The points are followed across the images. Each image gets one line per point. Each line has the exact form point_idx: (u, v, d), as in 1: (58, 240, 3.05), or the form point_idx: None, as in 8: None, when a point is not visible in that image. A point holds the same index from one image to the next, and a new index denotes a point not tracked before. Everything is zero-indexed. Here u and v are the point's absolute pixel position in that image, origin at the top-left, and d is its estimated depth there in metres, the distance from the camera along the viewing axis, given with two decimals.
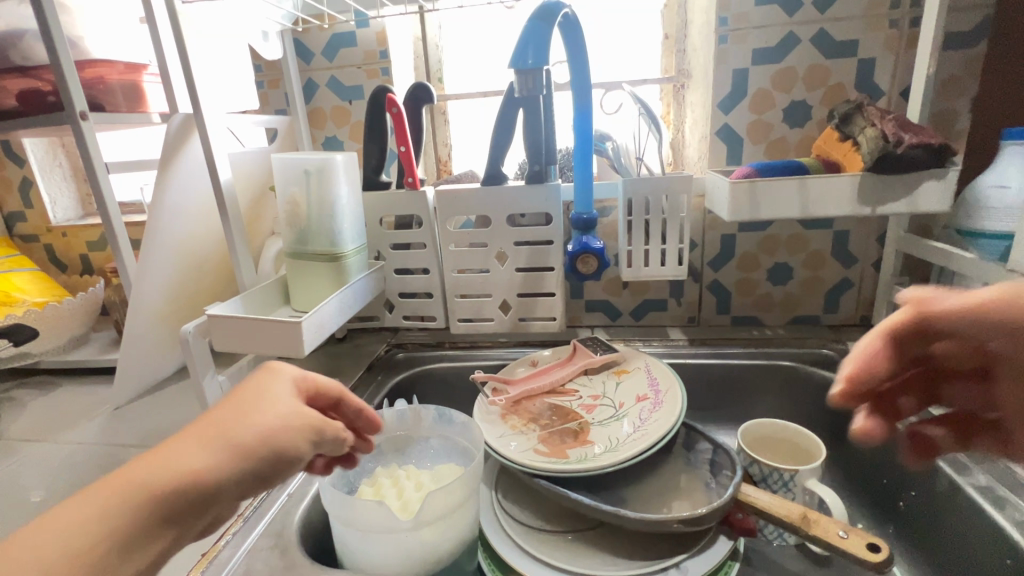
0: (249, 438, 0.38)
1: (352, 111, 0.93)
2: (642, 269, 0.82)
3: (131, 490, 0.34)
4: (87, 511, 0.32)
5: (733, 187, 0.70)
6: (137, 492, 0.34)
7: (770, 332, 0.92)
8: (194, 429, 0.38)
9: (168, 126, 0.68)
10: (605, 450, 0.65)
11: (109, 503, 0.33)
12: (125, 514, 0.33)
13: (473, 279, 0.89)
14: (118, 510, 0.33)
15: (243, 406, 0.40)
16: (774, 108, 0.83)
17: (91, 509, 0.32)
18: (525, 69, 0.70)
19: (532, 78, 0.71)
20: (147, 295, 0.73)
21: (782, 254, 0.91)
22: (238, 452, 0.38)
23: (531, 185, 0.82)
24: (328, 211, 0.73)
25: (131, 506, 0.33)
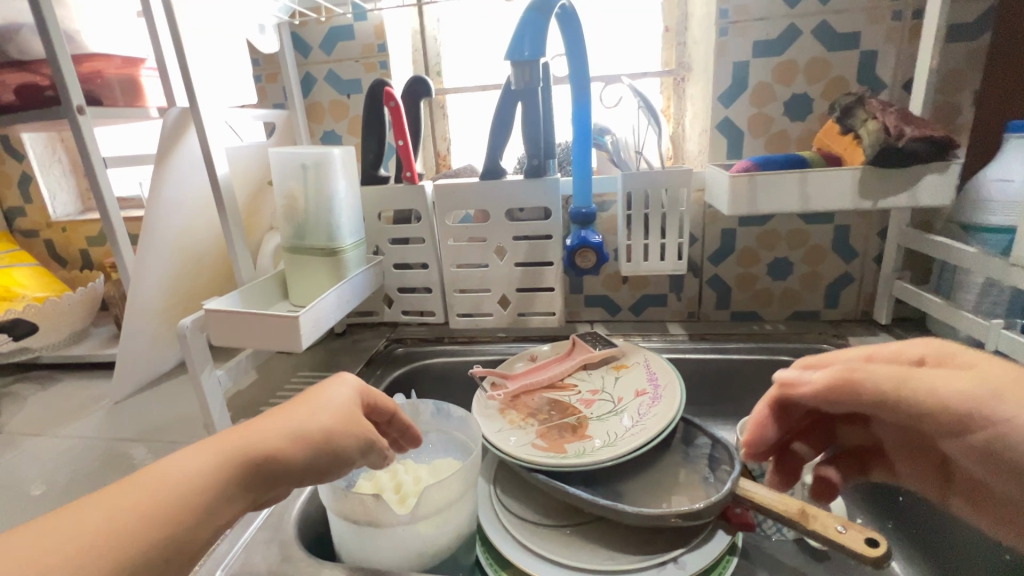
0: (318, 433, 0.43)
1: (351, 105, 0.92)
2: (642, 264, 0.82)
3: (224, 458, 0.38)
4: (186, 470, 0.37)
5: (733, 181, 0.70)
6: (228, 459, 0.38)
7: (770, 327, 0.92)
8: (275, 414, 0.43)
9: (165, 120, 0.68)
10: (603, 444, 0.65)
11: (203, 465, 0.37)
12: (210, 474, 0.37)
13: (472, 274, 0.89)
14: (211, 472, 0.37)
15: (315, 403, 0.45)
16: (774, 102, 0.82)
17: (189, 469, 0.37)
18: (522, 61, 0.70)
19: (528, 69, 0.71)
20: (145, 289, 0.73)
21: (783, 249, 0.90)
22: (308, 443, 0.42)
23: (530, 179, 0.82)
24: (325, 205, 0.73)
25: (222, 470, 0.38)
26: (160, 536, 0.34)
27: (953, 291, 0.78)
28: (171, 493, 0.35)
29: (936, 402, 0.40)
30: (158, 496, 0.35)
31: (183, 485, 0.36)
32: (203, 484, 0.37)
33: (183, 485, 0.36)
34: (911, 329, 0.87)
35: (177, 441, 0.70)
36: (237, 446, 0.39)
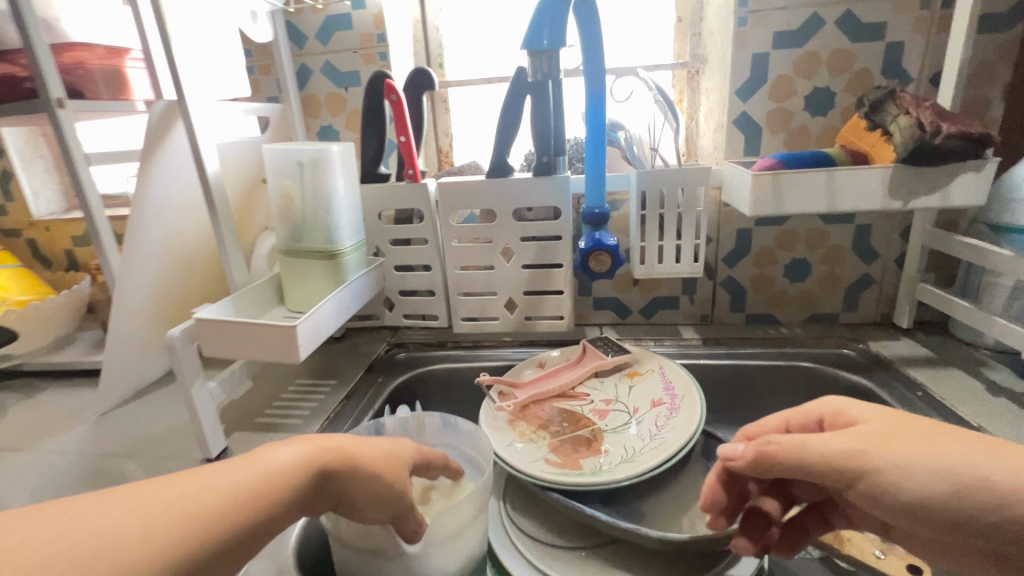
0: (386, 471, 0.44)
1: (349, 98, 0.88)
2: (656, 266, 0.78)
3: (310, 460, 0.39)
4: (279, 462, 0.38)
5: (756, 179, 0.66)
6: (312, 462, 0.40)
7: (787, 331, 0.88)
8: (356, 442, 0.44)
9: (150, 114, 0.63)
10: (620, 460, 0.62)
11: (292, 464, 0.38)
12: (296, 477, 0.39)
13: (477, 276, 0.85)
14: (297, 471, 0.38)
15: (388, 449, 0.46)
16: (794, 96, 0.79)
17: (280, 464, 0.38)
18: (540, 51, 0.68)
19: (546, 60, 0.69)
20: (131, 295, 0.69)
21: (801, 250, 0.86)
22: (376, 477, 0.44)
23: (539, 177, 0.78)
24: (323, 205, 0.69)
25: (305, 473, 0.39)
26: (240, 521, 0.34)
27: (980, 294, 0.75)
28: (260, 482, 0.36)
29: (830, 455, 0.41)
30: (252, 480, 0.36)
31: (273, 478, 0.37)
32: (287, 481, 0.38)
33: (272, 476, 0.37)
34: (934, 333, 0.84)
35: (167, 456, 0.66)
36: (322, 455, 0.40)
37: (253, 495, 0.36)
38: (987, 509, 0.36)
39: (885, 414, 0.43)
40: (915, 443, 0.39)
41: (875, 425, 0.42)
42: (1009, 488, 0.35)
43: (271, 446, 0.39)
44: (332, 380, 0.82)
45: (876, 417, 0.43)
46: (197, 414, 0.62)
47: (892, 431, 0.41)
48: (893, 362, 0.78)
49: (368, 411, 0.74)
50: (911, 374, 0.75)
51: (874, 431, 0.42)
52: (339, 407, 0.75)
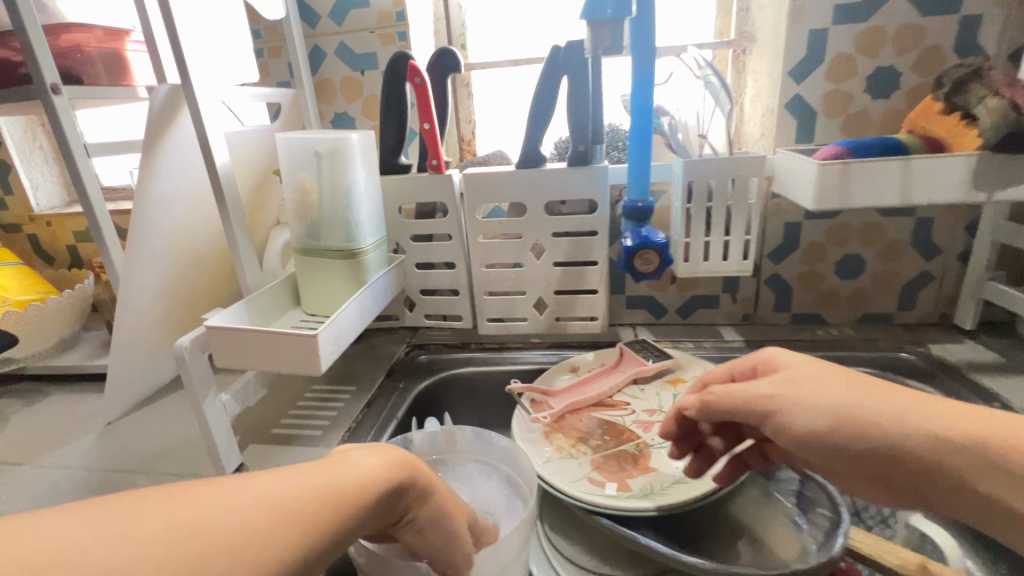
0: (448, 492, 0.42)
1: (365, 82, 0.81)
2: (701, 265, 0.72)
3: (394, 469, 0.37)
4: (366, 466, 0.36)
5: (822, 169, 0.59)
6: (396, 472, 0.37)
7: (837, 333, 0.82)
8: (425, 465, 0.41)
9: (152, 100, 0.57)
10: (673, 480, 0.56)
11: (377, 469, 0.36)
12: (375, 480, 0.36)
13: (504, 275, 0.79)
14: (384, 478, 0.36)
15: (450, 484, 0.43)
16: (855, 76, 0.72)
17: (366, 468, 0.36)
18: (601, 22, 0.58)
19: (608, 32, 0.59)
20: (136, 298, 0.63)
21: (854, 245, 0.80)
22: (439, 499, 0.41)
23: (574, 167, 0.71)
24: (342, 199, 0.63)
25: (388, 483, 0.37)
26: (332, 520, 0.32)
27: None
28: (349, 481, 0.34)
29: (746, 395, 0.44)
30: (341, 478, 0.34)
31: (361, 480, 0.35)
32: (372, 486, 0.35)
33: (359, 480, 0.35)
34: (999, 335, 0.78)
35: (178, 472, 0.61)
36: (404, 467, 0.38)
37: (343, 493, 0.34)
38: (858, 437, 0.38)
39: (807, 359, 0.45)
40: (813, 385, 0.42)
41: (795, 368, 0.45)
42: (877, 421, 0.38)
43: (356, 450, 0.38)
44: (351, 386, 0.77)
45: (797, 361, 0.45)
46: (209, 430, 0.57)
47: (811, 373, 0.43)
48: (958, 367, 0.72)
49: (391, 420, 0.69)
50: (983, 382, 0.68)
51: (790, 373, 0.44)
52: (360, 417, 0.70)
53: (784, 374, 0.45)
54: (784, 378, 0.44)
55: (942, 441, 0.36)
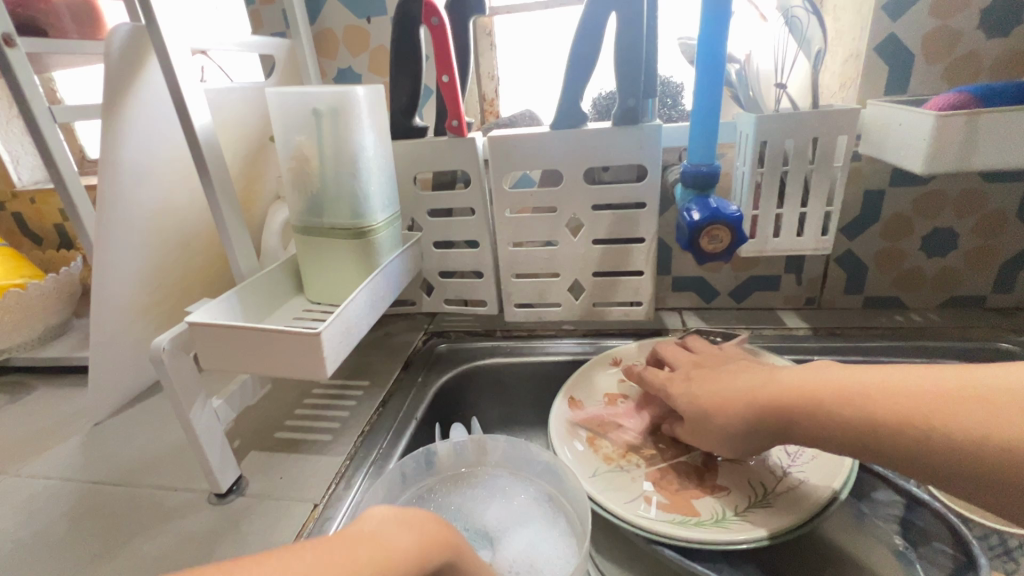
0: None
1: (373, 32, 0.70)
2: (770, 242, 0.61)
3: (427, 555, 0.29)
4: (394, 556, 0.28)
5: (943, 121, 0.47)
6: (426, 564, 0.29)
7: (920, 319, 0.71)
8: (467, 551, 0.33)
9: (112, 45, 0.47)
10: (750, 504, 0.47)
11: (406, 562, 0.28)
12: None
13: (535, 254, 0.69)
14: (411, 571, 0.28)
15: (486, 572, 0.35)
16: (967, 9, 0.58)
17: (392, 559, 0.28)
18: None
19: None
20: (112, 286, 0.54)
21: (947, 217, 0.68)
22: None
23: (621, 126, 0.60)
24: (348, 168, 0.53)
25: (417, 574, 0.29)
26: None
27: None
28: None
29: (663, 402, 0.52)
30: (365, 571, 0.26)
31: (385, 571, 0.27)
32: None
33: (382, 568, 0.27)
34: None
35: (170, 487, 0.54)
36: (440, 551, 0.30)
37: None
38: (722, 422, 0.45)
39: (684, 373, 0.52)
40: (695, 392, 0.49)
41: (674, 385, 0.51)
42: (724, 409, 0.45)
43: (386, 529, 0.29)
44: (364, 381, 0.68)
45: (678, 378, 0.52)
46: (199, 443, 0.48)
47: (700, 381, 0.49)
48: None
49: (410, 423, 0.60)
50: None
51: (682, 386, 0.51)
52: (375, 419, 0.61)
53: (673, 395, 0.51)
54: (681, 400, 0.50)
55: (794, 403, 0.41)
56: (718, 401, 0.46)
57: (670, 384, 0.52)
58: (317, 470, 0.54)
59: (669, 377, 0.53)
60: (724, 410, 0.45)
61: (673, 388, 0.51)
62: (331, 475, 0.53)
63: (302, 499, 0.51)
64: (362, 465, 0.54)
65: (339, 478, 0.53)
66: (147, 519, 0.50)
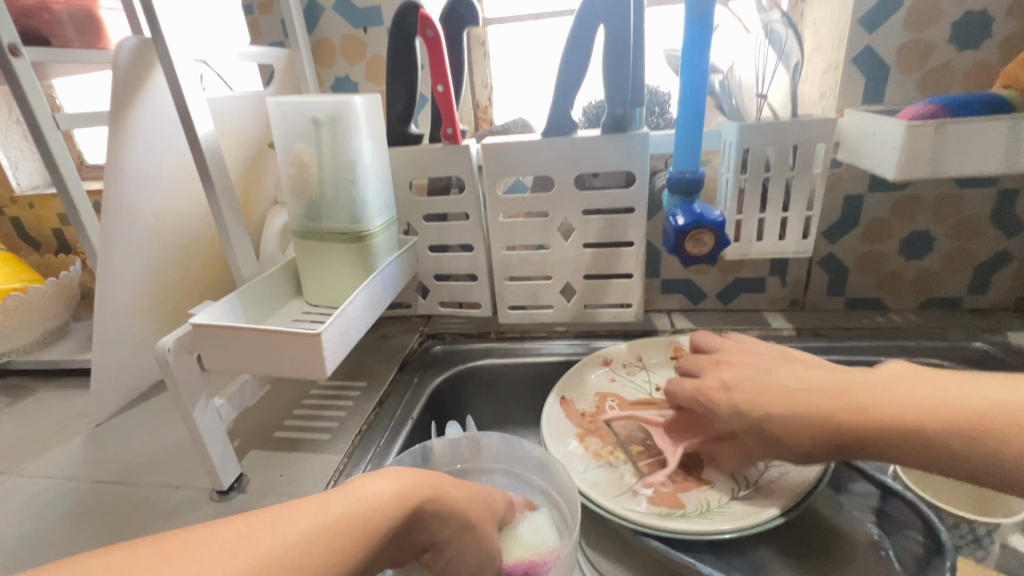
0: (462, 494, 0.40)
1: (370, 42, 0.72)
2: (754, 246, 0.64)
3: (404, 496, 0.34)
4: (372, 495, 0.33)
5: (913, 130, 0.50)
6: (407, 501, 0.34)
7: (899, 319, 0.74)
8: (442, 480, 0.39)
9: (118, 57, 0.49)
10: (733, 497, 0.50)
11: (384, 498, 0.33)
12: (383, 509, 0.33)
13: (528, 258, 0.71)
14: (388, 506, 0.33)
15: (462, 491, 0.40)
16: (939, 23, 0.61)
17: (372, 497, 0.33)
18: None
19: None
20: (115, 289, 0.56)
21: (924, 221, 0.70)
22: (453, 501, 0.38)
23: (610, 134, 0.62)
24: (346, 175, 0.54)
25: (399, 510, 0.34)
26: (331, 560, 0.29)
27: None
28: (347, 511, 0.31)
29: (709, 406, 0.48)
30: (342, 509, 0.32)
31: (366, 508, 0.32)
32: (380, 514, 0.33)
33: (360, 507, 0.32)
34: None
35: (172, 485, 0.55)
36: (417, 491, 0.35)
37: (348, 525, 0.31)
38: (787, 435, 0.42)
39: (722, 384, 0.48)
40: (747, 397, 0.45)
41: (721, 401, 0.47)
42: (782, 419, 0.42)
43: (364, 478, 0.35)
44: (361, 381, 0.70)
45: (723, 389, 0.47)
46: (202, 441, 0.50)
47: (752, 389, 0.45)
48: None
49: (406, 421, 0.62)
50: None
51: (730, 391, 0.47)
52: (372, 418, 0.62)
53: (722, 413, 0.46)
54: (732, 418, 0.46)
55: (878, 422, 0.39)
56: (788, 422, 0.42)
57: (713, 399, 0.47)
58: (316, 468, 0.55)
59: (710, 388, 0.48)
60: (795, 432, 0.42)
61: (720, 398, 0.47)
62: (329, 472, 0.55)
63: (302, 496, 0.52)
64: (360, 463, 0.56)
65: (337, 475, 0.54)
66: (150, 516, 0.52)
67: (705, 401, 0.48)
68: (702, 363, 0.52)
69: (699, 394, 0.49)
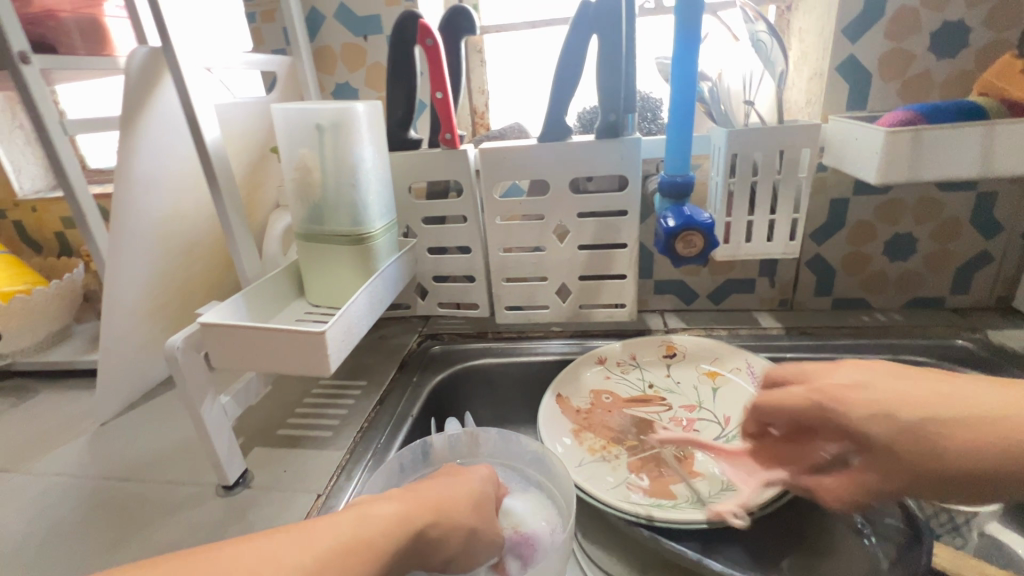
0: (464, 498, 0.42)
1: (370, 49, 0.74)
2: (742, 247, 0.66)
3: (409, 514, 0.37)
4: (378, 514, 0.36)
5: (892, 136, 0.52)
6: (413, 519, 0.37)
7: (885, 318, 0.76)
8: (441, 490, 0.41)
9: (128, 66, 0.51)
10: (721, 488, 0.52)
11: (391, 519, 0.35)
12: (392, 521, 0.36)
13: (524, 260, 0.73)
14: (396, 521, 0.36)
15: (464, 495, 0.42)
16: (918, 33, 0.64)
17: (379, 518, 0.35)
18: None
19: None
20: (123, 290, 0.57)
21: (907, 223, 0.73)
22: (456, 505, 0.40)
23: (603, 139, 0.65)
24: (347, 179, 0.56)
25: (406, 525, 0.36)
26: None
27: None
28: (358, 532, 0.33)
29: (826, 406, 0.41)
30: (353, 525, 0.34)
31: (375, 528, 0.34)
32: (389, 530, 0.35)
33: (370, 522, 0.35)
34: None
35: (178, 481, 0.57)
36: (420, 508, 0.38)
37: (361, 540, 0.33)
38: (926, 451, 0.36)
39: (849, 382, 0.41)
40: (884, 398, 0.39)
41: (851, 400, 0.40)
42: (930, 428, 0.36)
43: (370, 503, 0.37)
44: (361, 380, 0.72)
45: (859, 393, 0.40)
46: (209, 437, 0.52)
47: (888, 389, 0.39)
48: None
49: (406, 418, 0.64)
50: None
51: (860, 390, 0.40)
52: (373, 415, 0.64)
53: (857, 416, 0.39)
54: (870, 424, 0.38)
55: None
56: (957, 426, 0.36)
57: (842, 398, 0.40)
58: (319, 464, 0.57)
59: (843, 389, 0.41)
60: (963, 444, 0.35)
61: (849, 399, 0.40)
62: (332, 468, 0.56)
63: (305, 490, 0.54)
64: (362, 458, 0.57)
65: (340, 470, 0.56)
66: (157, 510, 0.53)
67: (833, 408, 0.40)
68: (812, 368, 0.45)
69: (819, 396, 0.42)
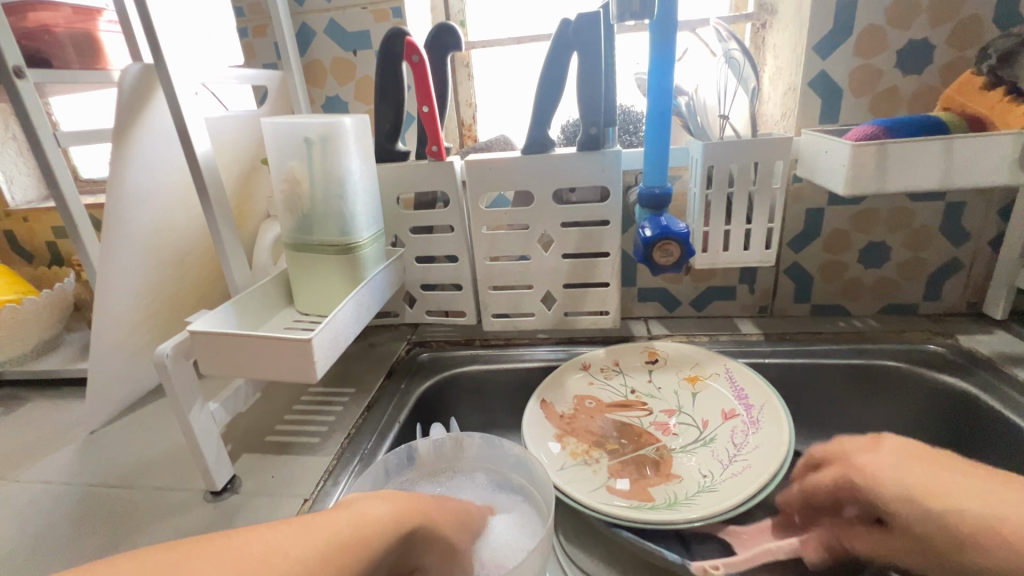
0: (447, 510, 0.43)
1: (359, 64, 0.76)
2: (721, 255, 0.68)
3: (402, 519, 0.38)
4: (371, 516, 0.37)
5: (856, 151, 0.55)
6: (403, 522, 0.38)
7: (861, 324, 0.78)
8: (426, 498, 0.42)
9: (121, 82, 0.52)
10: (698, 489, 0.54)
11: (384, 520, 0.37)
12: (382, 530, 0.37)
13: (510, 268, 0.74)
14: (388, 527, 0.37)
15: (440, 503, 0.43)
16: (885, 51, 0.66)
17: (374, 519, 0.37)
18: None
19: None
20: (114, 299, 0.58)
21: (879, 232, 0.75)
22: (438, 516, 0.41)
23: (585, 151, 0.67)
24: (336, 191, 0.58)
25: (395, 532, 0.37)
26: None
27: None
28: (352, 533, 0.35)
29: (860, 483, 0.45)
30: (344, 523, 0.35)
31: (366, 529, 0.36)
32: (380, 534, 0.36)
33: (361, 527, 0.36)
34: None
35: (167, 487, 0.58)
36: (411, 516, 0.39)
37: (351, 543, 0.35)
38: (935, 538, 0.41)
39: (878, 464, 0.45)
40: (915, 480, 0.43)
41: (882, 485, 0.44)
42: (937, 515, 0.41)
43: (364, 501, 0.39)
44: (350, 388, 0.73)
45: (890, 470, 0.44)
46: (198, 443, 0.53)
47: (912, 477, 0.43)
48: (992, 360, 0.68)
49: (393, 425, 0.65)
50: (1019, 375, 0.64)
51: (886, 465, 0.45)
52: (360, 422, 0.65)
53: (880, 495, 0.44)
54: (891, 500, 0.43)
55: None
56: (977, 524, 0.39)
57: (874, 481, 0.44)
58: (307, 469, 0.58)
59: (870, 465, 0.45)
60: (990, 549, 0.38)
61: (875, 479, 0.44)
62: (319, 473, 0.57)
63: (292, 496, 0.55)
64: (348, 463, 0.58)
65: (327, 476, 0.57)
66: (147, 516, 0.54)
67: (859, 479, 0.46)
68: (854, 443, 0.49)
69: (848, 470, 0.47)
